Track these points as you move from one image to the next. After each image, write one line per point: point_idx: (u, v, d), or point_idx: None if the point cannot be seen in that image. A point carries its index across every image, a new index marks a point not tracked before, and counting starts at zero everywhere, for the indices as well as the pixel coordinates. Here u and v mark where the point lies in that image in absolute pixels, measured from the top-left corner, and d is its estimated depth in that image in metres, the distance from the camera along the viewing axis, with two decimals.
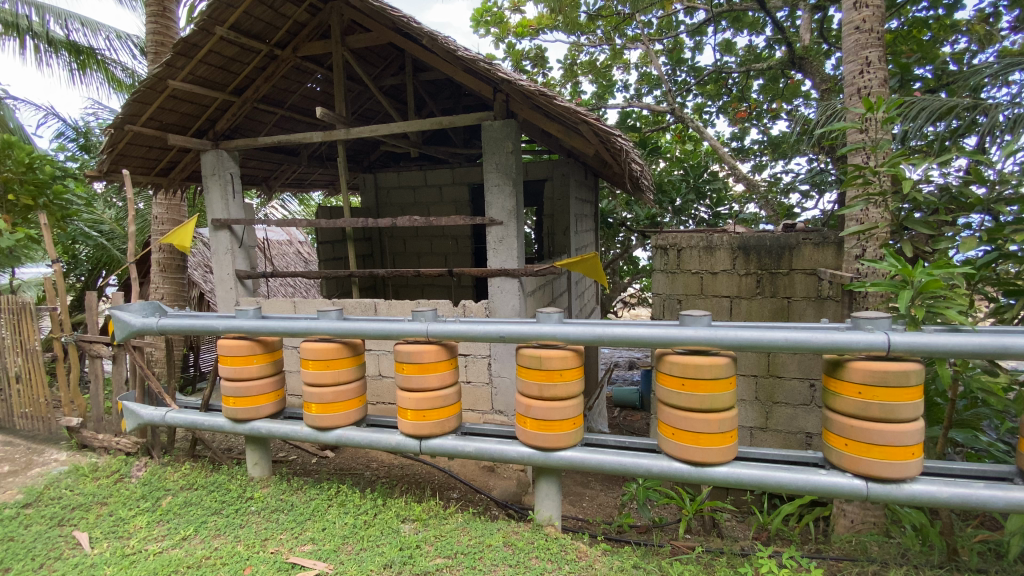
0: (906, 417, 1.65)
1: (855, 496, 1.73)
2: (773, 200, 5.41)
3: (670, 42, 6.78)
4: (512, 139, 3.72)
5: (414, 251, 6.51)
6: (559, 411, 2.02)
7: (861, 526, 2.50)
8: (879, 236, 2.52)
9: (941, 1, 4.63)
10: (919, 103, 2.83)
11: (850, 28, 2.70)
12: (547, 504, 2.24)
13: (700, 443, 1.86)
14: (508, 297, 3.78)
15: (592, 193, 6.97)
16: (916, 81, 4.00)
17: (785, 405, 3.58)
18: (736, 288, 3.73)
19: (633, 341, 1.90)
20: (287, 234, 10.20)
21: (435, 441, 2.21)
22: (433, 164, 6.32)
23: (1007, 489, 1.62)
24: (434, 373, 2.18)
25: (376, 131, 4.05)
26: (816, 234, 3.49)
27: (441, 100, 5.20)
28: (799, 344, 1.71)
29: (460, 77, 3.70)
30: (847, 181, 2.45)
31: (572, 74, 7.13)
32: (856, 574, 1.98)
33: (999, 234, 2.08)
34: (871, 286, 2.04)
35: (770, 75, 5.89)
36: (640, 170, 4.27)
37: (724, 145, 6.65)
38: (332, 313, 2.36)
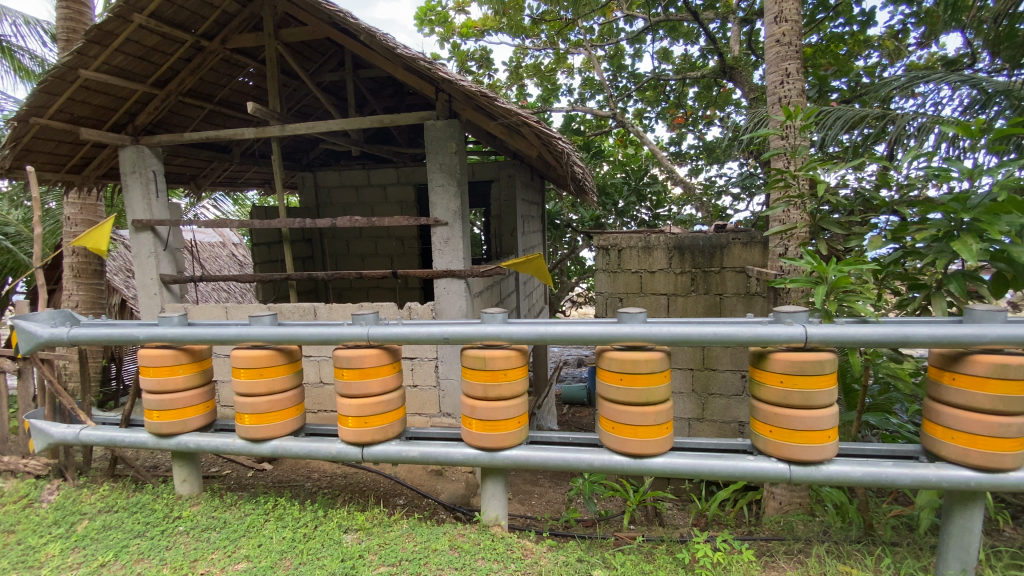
0: (822, 402, 1.78)
1: (779, 479, 1.84)
2: (708, 202, 5.72)
3: (611, 49, 7.01)
4: (455, 140, 3.70)
5: (358, 253, 6.34)
6: (504, 410, 2.02)
7: (788, 507, 2.67)
8: (799, 235, 2.70)
9: (855, 19, 5.07)
10: (834, 113, 3.10)
11: (771, 41, 2.89)
12: (493, 504, 2.22)
13: (638, 436, 1.92)
14: (455, 298, 3.75)
15: (539, 195, 7.07)
16: (832, 92, 4.36)
17: (720, 396, 3.78)
18: (673, 286, 3.90)
19: (575, 339, 1.92)
20: (221, 236, 9.70)
21: (378, 448, 2.14)
22: (376, 163, 6.17)
23: (914, 467, 1.76)
24: (376, 378, 2.12)
25: (314, 128, 3.90)
26: (744, 234, 3.70)
27: (383, 98, 5.10)
28: (727, 338, 1.79)
29: (401, 76, 3.63)
30: (771, 183, 2.62)
31: (517, 76, 7.20)
32: (784, 553, 2.09)
33: (902, 233, 2.29)
34: (792, 283, 2.19)
35: (704, 84, 6.24)
36: (582, 172, 4.37)
37: (663, 150, 6.95)
38: (265, 318, 2.25)
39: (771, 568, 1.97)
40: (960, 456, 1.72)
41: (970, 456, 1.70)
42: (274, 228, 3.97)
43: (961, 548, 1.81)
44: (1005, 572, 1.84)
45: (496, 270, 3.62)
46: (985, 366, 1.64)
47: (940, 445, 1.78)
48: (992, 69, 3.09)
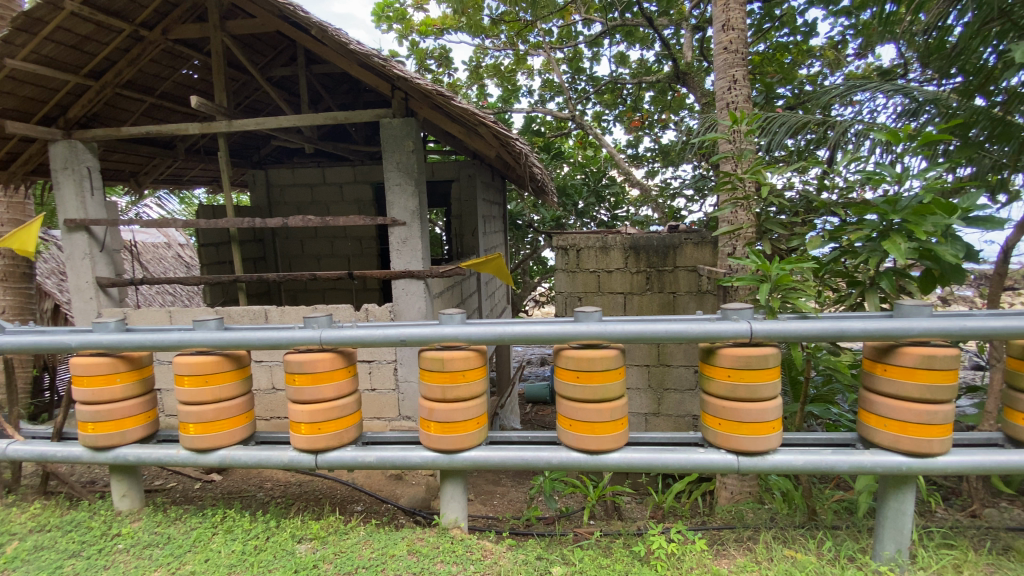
0: (767, 395, 1.86)
1: (728, 470, 1.90)
2: (664, 204, 5.90)
3: (569, 51, 7.11)
4: (412, 138, 3.65)
5: (314, 254, 6.18)
6: (462, 412, 2.00)
7: (739, 495, 2.85)
8: (746, 235, 2.81)
9: (798, 30, 5.34)
10: (778, 119, 3.26)
11: (719, 48, 2.99)
12: (452, 507, 2.19)
13: (595, 432, 1.95)
14: (414, 299, 3.71)
15: (500, 195, 7.08)
16: (778, 98, 4.59)
17: (674, 391, 3.93)
18: (629, 285, 3.99)
19: (532, 338, 1.93)
20: (166, 237, 9.24)
21: (333, 454, 2.08)
22: (332, 161, 6.02)
23: (851, 454, 1.86)
24: (329, 383, 2.05)
25: (264, 124, 3.76)
26: (696, 234, 3.82)
27: (338, 95, 4.99)
28: (677, 335, 1.84)
29: (356, 73, 3.55)
30: (719, 185, 2.72)
31: (477, 76, 7.18)
32: (734, 541, 2.16)
33: (839, 233, 2.42)
34: (738, 281, 2.28)
35: (659, 88, 6.43)
36: (541, 173, 4.41)
37: (620, 152, 7.10)
38: (211, 322, 2.14)
39: (722, 556, 2.04)
40: (892, 443, 1.83)
41: (901, 442, 1.81)
42: (222, 228, 3.79)
43: (895, 529, 1.92)
44: (933, 549, 1.98)
45: (455, 270, 3.58)
46: (912, 357, 1.76)
47: (873, 433, 1.89)
48: (921, 79, 3.32)
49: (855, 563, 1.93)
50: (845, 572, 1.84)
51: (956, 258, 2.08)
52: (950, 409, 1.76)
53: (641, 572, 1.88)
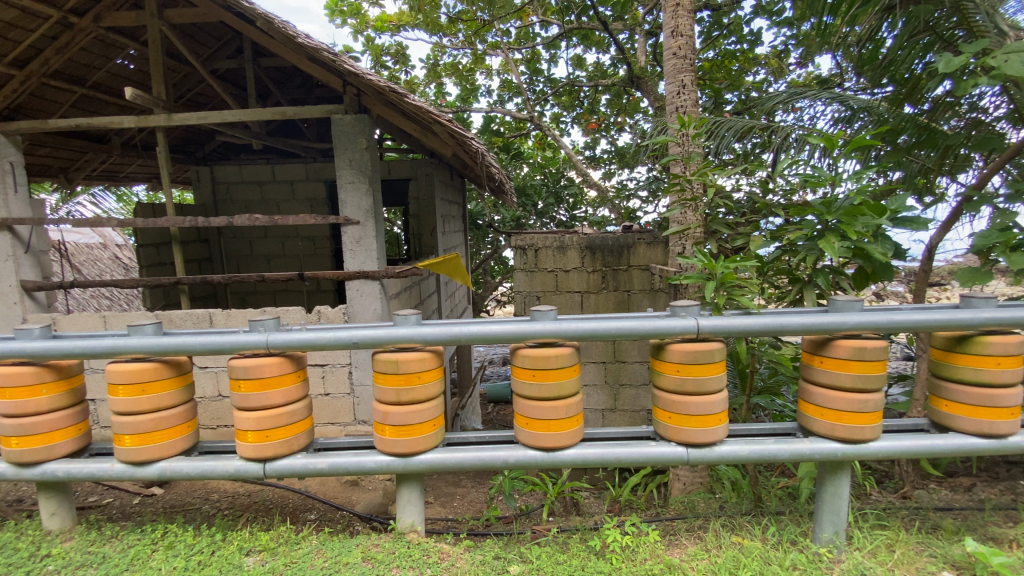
0: (713, 388, 1.93)
1: (679, 462, 1.97)
2: (620, 205, 6.03)
3: (527, 53, 7.16)
4: (366, 136, 3.57)
5: (264, 254, 5.96)
6: (418, 414, 1.96)
7: (691, 486, 2.97)
8: (694, 235, 2.91)
9: (744, 39, 5.57)
10: (726, 123, 3.40)
11: (669, 54, 3.08)
12: (408, 511, 2.15)
13: (551, 430, 1.96)
14: (369, 300, 3.63)
15: (459, 194, 7.05)
16: (726, 104, 4.79)
17: (630, 386, 4.14)
18: (586, 284, 4.06)
19: (487, 338, 1.92)
20: (102, 237, 8.71)
21: (282, 462, 2.00)
22: (283, 158, 5.82)
23: (791, 442, 1.95)
24: (277, 389, 1.97)
25: (207, 119, 3.59)
26: (648, 234, 3.93)
27: (290, 89, 4.82)
28: (628, 332, 1.88)
29: (306, 67, 3.44)
30: (669, 187, 2.81)
31: (435, 74, 7.11)
32: (686, 530, 2.23)
33: (781, 233, 2.54)
34: (686, 279, 2.37)
35: (615, 92, 6.58)
36: (500, 172, 4.42)
37: (578, 153, 7.21)
38: (148, 328, 2.03)
39: (675, 545, 2.11)
40: (828, 431, 1.94)
41: (837, 430, 1.92)
42: (162, 227, 3.59)
43: (833, 512, 2.02)
44: (867, 530, 2.10)
45: (412, 270, 3.53)
46: (846, 350, 1.87)
47: (812, 422, 1.99)
48: (856, 88, 3.52)
49: (797, 547, 2.03)
50: (788, 555, 1.93)
51: (885, 256, 2.22)
52: (879, 397, 1.88)
53: (597, 566, 1.91)
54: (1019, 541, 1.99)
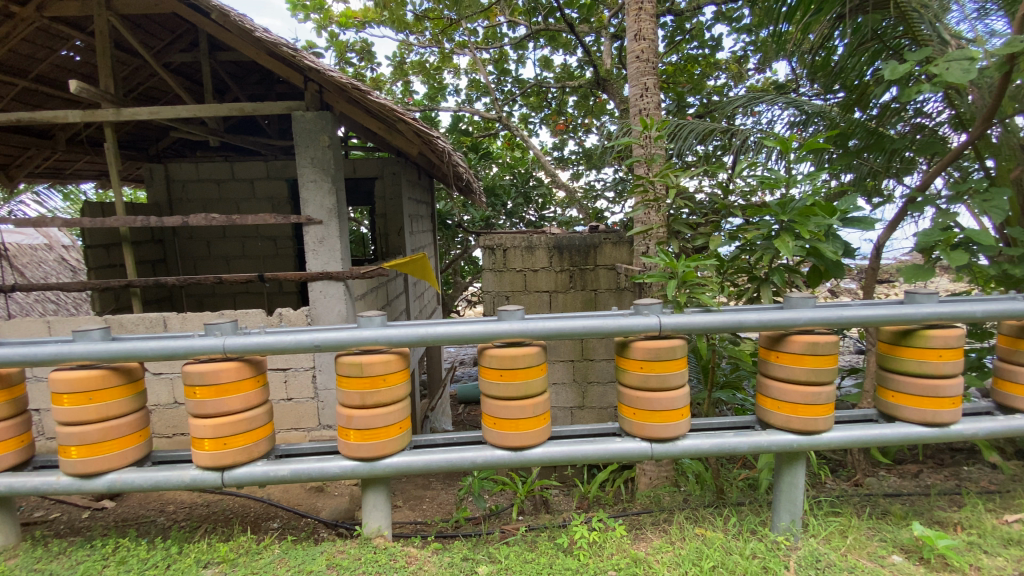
0: (675, 384, 1.97)
1: (643, 457, 2.00)
2: (587, 206, 6.11)
3: (495, 53, 7.16)
4: (328, 133, 3.50)
5: (223, 255, 5.76)
6: (383, 417, 1.93)
7: (656, 480, 3.04)
8: (658, 235, 2.97)
9: (706, 44, 5.73)
10: (688, 126, 3.48)
11: (633, 57, 3.14)
12: (374, 515, 2.11)
13: (519, 429, 1.96)
14: (333, 302, 3.56)
15: (427, 194, 6.98)
16: (689, 107, 4.91)
17: (597, 383, 4.22)
18: (554, 283, 4.09)
19: (454, 339, 1.91)
20: (47, 237, 8.24)
21: (242, 470, 1.94)
22: (242, 156, 5.63)
23: (750, 435, 2.01)
24: (236, 395, 1.91)
25: (160, 114, 3.45)
26: (614, 234, 3.99)
27: (247, 86, 4.70)
28: (594, 331, 1.90)
29: (265, 62, 3.34)
30: (633, 187, 2.86)
31: (401, 72, 7.03)
32: (651, 524, 2.27)
33: (740, 233, 2.62)
34: (649, 277, 2.42)
35: (582, 94, 6.67)
36: (468, 172, 4.40)
37: (547, 154, 7.27)
38: (95, 333, 1.93)
39: (640, 539, 2.15)
40: (784, 423, 2.01)
41: (792, 422, 1.99)
42: (112, 227, 3.42)
43: (789, 501, 2.10)
44: (822, 517, 2.19)
45: (378, 270, 3.47)
46: (800, 345, 1.95)
47: (768, 415, 2.06)
48: (810, 93, 3.67)
49: (757, 536, 2.10)
50: (748, 545, 1.99)
51: (836, 255, 2.33)
52: (831, 389, 1.96)
53: (565, 563, 1.92)
54: (962, 524, 2.11)
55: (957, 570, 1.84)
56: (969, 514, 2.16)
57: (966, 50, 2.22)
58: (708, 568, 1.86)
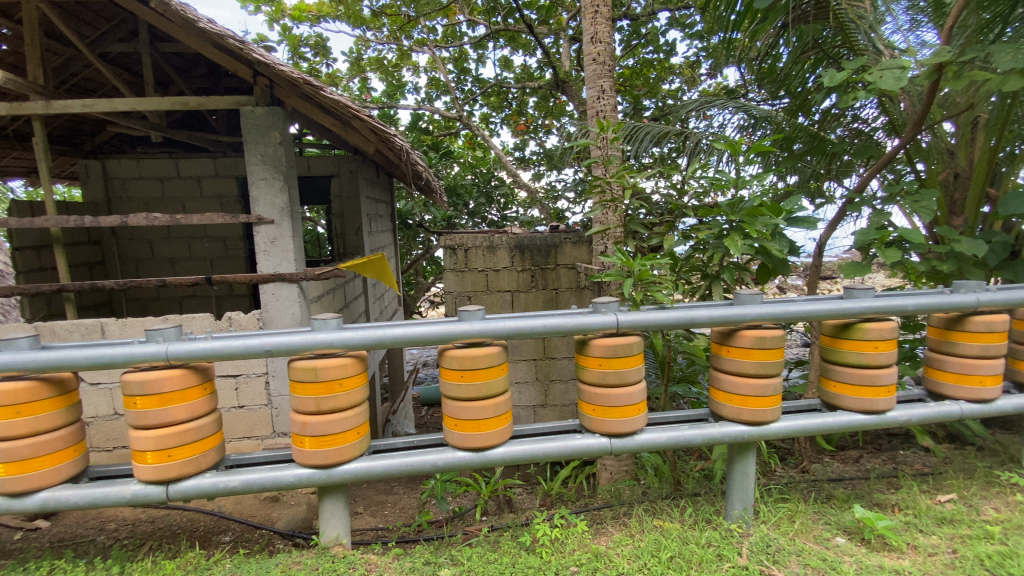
0: (632, 379, 2.02)
1: (603, 453, 2.03)
2: (548, 206, 6.17)
3: (455, 51, 7.11)
4: (279, 130, 3.38)
5: (169, 257, 5.48)
6: (340, 423, 1.87)
7: (617, 475, 3.12)
8: (615, 235, 3.04)
9: (660, 49, 5.89)
10: (644, 128, 3.57)
11: (589, 59, 3.19)
12: (332, 524, 2.05)
13: (480, 429, 1.95)
14: (286, 304, 3.44)
15: (386, 193, 6.86)
16: (645, 109, 5.04)
17: (559, 381, 4.28)
18: (516, 283, 4.10)
19: (413, 341, 1.88)
20: None
21: (188, 483, 1.84)
22: (188, 152, 5.37)
23: (704, 427, 2.08)
24: (180, 404, 1.81)
25: (96, 108, 3.24)
26: (574, 233, 4.04)
27: (192, 79, 4.48)
28: (554, 329, 1.92)
29: (210, 55, 3.19)
30: (591, 188, 2.91)
31: (358, 69, 6.88)
32: (612, 518, 2.31)
33: (694, 232, 2.70)
34: (607, 276, 2.47)
35: (541, 95, 6.73)
36: (427, 171, 4.35)
37: (508, 154, 7.30)
38: (23, 342, 1.79)
39: (601, 533, 2.18)
40: (735, 415, 2.09)
41: (743, 414, 2.07)
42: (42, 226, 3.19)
43: (742, 490, 2.18)
44: (772, 504, 2.28)
45: (334, 271, 3.38)
46: (749, 339, 2.03)
47: (720, 407, 2.14)
48: (757, 98, 3.83)
49: (712, 525, 2.17)
50: (703, 534, 2.06)
51: (781, 253, 2.44)
52: (777, 381, 2.05)
53: (528, 562, 1.93)
54: (898, 505, 2.25)
55: (895, 548, 1.96)
56: (905, 495, 2.31)
57: (897, 60, 2.35)
58: (666, 559, 1.91)
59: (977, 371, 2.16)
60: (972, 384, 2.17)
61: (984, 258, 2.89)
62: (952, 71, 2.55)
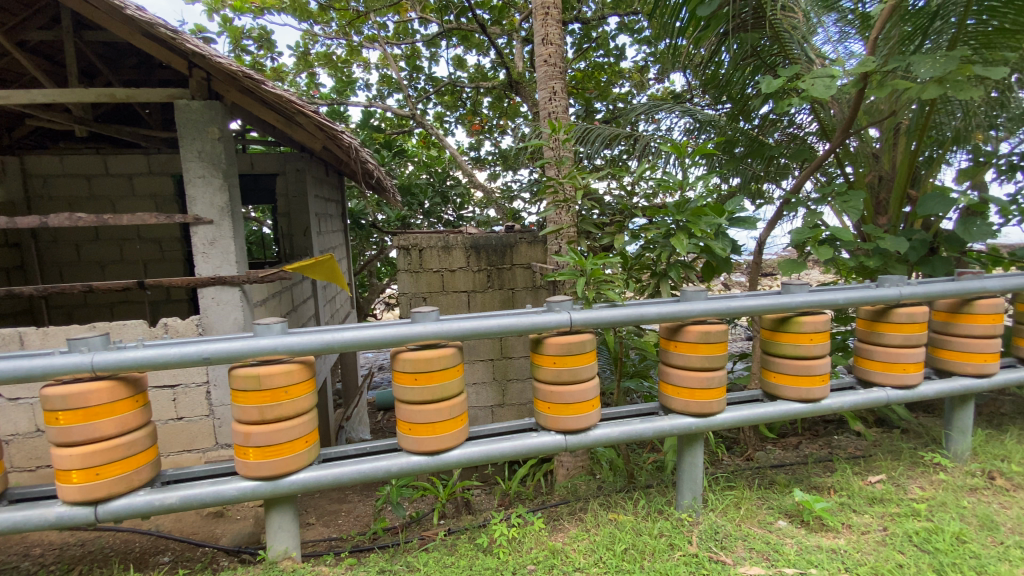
0: (585, 376, 2.04)
1: (558, 450, 2.05)
2: (504, 206, 6.18)
3: (407, 49, 7.00)
4: (218, 125, 3.22)
5: (98, 260, 5.10)
6: (286, 432, 1.80)
7: (573, 470, 3.16)
8: (568, 234, 3.08)
9: (610, 53, 6.03)
10: (595, 130, 3.65)
11: (541, 60, 3.21)
12: (280, 537, 1.96)
13: (435, 432, 1.92)
14: (228, 309, 3.28)
15: (336, 192, 6.66)
16: (597, 111, 5.15)
17: (516, 380, 4.31)
18: (472, 283, 4.08)
19: (364, 344, 1.82)
20: None
21: (119, 503, 1.72)
22: (118, 148, 5.02)
23: (654, 420, 2.13)
24: (109, 418, 1.68)
25: (10, 98, 2.97)
26: (529, 233, 4.07)
27: (122, 70, 4.19)
28: (508, 328, 1.92)
29: (139, 44, 2.99)
30: (544, 188, 2.94)
31: (306, 64, 6.65)
32: (567, 515, 2.34)
33: (643, 232, 2.77)
34: (560, 275, 2.49)
35: (496, 96, 6.75)
36: (378, 170, 4.26)
37: (463, 154, 7.26)
38: None
39: (558, 530, 2.21)
40: (683, 407, 2.15)
41: (690, 406, 2.14)
42: None
43: (691, 481, 2.25)
44: (719, 492, 2.38)
45: (280, 273, 3.25)
46: (695, 334, 2.10)
47: (669, 401, 2.20)
48: (702, 103, 3.97)
49: (663, 515, 2.23)
50: (656, 525, 2.11)
51: (724, 252, 2.55)
52: (722, 374, 2.14)
53: (485, 563, 1.92)
54: (834, 487, 2.40)
55: (831, 528, 2.08)
56: (840, 478, 2.46)
57: (827, 69, 2.49)
58: (621, 552, 1.95)
59: (902, 359, 2.32)
60: (897, 371, 2.34)
61: (905, 255, 3.13)
62: (876, 80, 2.73)
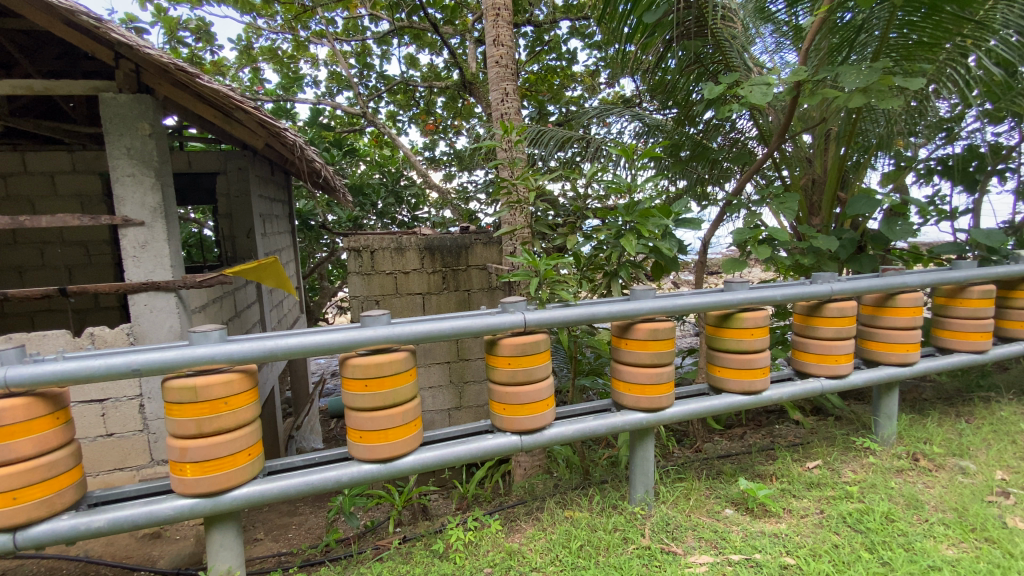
0: (539, 376, 2.06)
1: (513, 451, 2.05)
2: (459, 206, 6.15)
3: (357, 46, 6.83)
4: (149, 120, 3.03)
5: (15, 265, 4.69)
6: (226, 445, 1.71)
7: (530, 470, 3.16)
8: (522, 235, 3.09)
9: (562, 57, 6.10)
10: (549, 133, 3.68)
11: (493, 61, 3.20)
12: (222, 556, 1.86)
13: (388, 439, 1.88)
14: (163, 317, 3.09)
15: (283, 192, 6.41)
16: (550, 113, 5.20)
17: (473, 382, 4.30)
18: (426, 286, 4.03)
19: (311, 350, 1.75)
20: None
21: (40, 529, 1.58)
22: (38, 144, 4.62)
23: (608, 417, 2.17)
24: (26, 438, 1.54)
25: None
26: (484, 234, 4.07)
27: (41, 60, 3.86)
28: (461, 331, 1.90)
29: (57, 31, 2.74)
30: (497, 189, 2.92)
31: (249, 58, 6.36)
32: (523, 515, 2.35)
33: (596, 233, 2.81)
34: (513, 276, 2.48)
35: (449, 95, 6.70)
36: (326, 169, 4.12)
37: (417, 154, 7.16)
38: None
39: (514, 530, 2.21)
40: (635, 403, 2.21)
41: (641, 402, 2.19)
42: None
43: (643, 475, 2.30)
44: (670, 484, 2.45)
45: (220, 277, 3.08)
46: (644, 332, 2.16)
47: (621, 397, 2.25)
48: (650, 107, 4.08)
49: (617, 510, 2.28)
50: (610, 520, 2.15)
51: (671, 251, 2.63)
52: (670, 369, 2.20)
53: (441, 569, 1.89)
54: (776, 474, 2.52)
55: (773, 514, 2.19)
56: (781, 465, 2.59)
57: (764, 77, 2.61)
58: (576, 549, 1.97)
59: (835, 350, 2.47)
60: (830, 362, 2.48)
61: (836, 253, 3.34)
62: (808, 89, 2.89)
